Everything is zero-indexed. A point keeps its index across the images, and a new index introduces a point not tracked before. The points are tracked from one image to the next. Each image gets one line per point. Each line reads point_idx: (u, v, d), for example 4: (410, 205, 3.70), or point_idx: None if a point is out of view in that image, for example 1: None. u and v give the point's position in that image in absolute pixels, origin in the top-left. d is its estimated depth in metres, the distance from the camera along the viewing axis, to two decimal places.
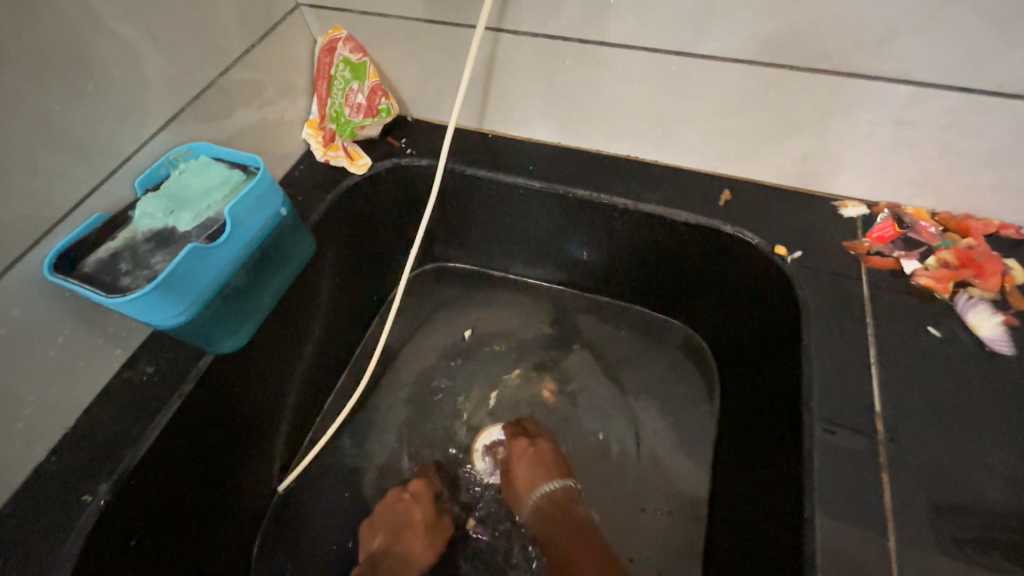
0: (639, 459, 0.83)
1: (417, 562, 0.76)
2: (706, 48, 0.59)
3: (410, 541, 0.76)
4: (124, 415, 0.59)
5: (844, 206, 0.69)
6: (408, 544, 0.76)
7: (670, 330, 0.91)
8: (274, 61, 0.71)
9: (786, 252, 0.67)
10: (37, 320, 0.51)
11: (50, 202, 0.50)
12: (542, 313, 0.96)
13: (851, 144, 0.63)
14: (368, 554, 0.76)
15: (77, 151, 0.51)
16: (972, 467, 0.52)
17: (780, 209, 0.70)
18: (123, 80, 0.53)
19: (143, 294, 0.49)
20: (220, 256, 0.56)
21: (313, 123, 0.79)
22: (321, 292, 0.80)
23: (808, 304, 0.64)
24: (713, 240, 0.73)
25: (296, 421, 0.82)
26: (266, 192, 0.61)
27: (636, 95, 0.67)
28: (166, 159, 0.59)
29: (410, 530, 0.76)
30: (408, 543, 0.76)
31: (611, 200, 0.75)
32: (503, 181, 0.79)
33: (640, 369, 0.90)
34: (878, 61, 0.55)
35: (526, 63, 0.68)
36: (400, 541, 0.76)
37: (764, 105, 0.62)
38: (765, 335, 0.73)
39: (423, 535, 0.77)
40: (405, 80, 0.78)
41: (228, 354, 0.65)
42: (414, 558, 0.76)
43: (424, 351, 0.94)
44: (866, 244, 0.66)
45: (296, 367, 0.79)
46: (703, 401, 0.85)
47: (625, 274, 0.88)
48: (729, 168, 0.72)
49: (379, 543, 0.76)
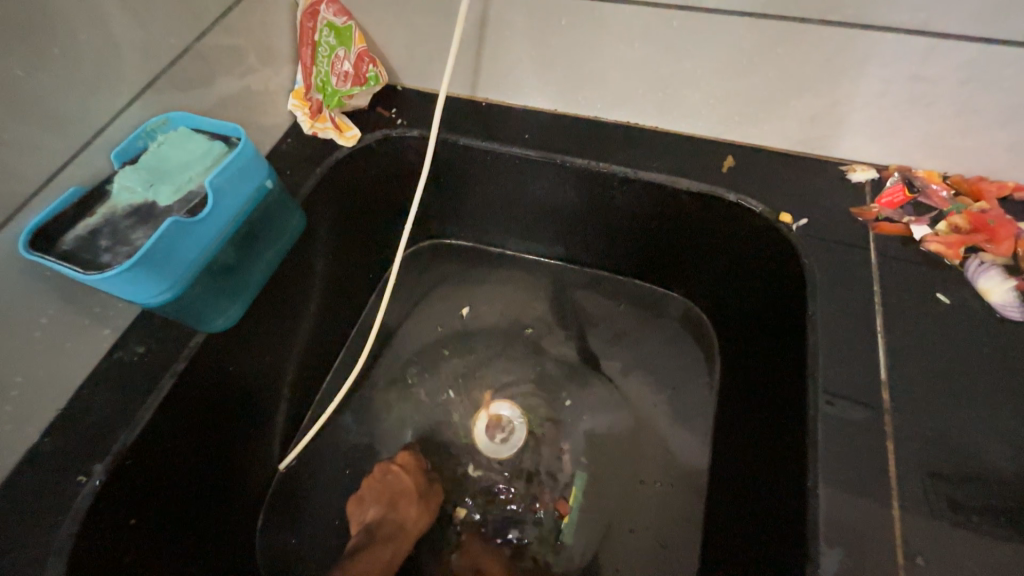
0: (639, 433, 0.82)
1: (412, 530, 0.75)
2: (712, 0, 0.56)
3: (406, 507, 0.75)
4: (116, 396, 0.58)
5: (853, 171, 0.67)
6: (404, 511, 0.75)
7: (670, 303, 0.90)
8: (255, 26, 0.67)
9: (791, 220, 0.65)
10: (18, 299, 0.49)
11: (22, 175, 0.47)
12: (541, 289, 0.94)
13: (861, 104, 0.60)
14: (363, 526, 0.75)
15: (47, 122, 0.48)
16: (975, 433, 0.52)
17: (785, 175, 0.68)
18: (92, 44, 0.50)
19: (123, 271, 0.47)
20: (203, 231, 0.54)
21: (298, 93, 0.75)
22: (314, 270, 0.78)
23: (814, 273, 0.62)
24: (716, 209, 0.71)
25: (293, 400, 0.81)
26: (249, 164, 0.58)
27: (637, 56, 0.63)
28: (142, 130, 0.56)
29: (406, 497, 0.76)
30: (404, 509, 0.75)
31: (611, 169, 0.72)
32: (497, 152, 0.76)
33: (640, 344, 0.89)
34: (894, 12, 0.51)
35: (521, 24, 0.65)
36: (396, 509, 0.75)
37: (771, 63, 0.59)
38: (768, 305, 0.71)
39: (418, 501, 0.76)
40: (394, 44, 0.74)
41: (220, 333, 0.63)
42: (410, 524, 0.75)
43: (421, 329, 0.93)
44: (875, 210, 0.64)
45: (291, 346, 0.78)
46: (703, 374, 0.85)
47: (625, 247, 0.86)
48: (732, 134, 0.69)
49: (373, 514, 0.75)
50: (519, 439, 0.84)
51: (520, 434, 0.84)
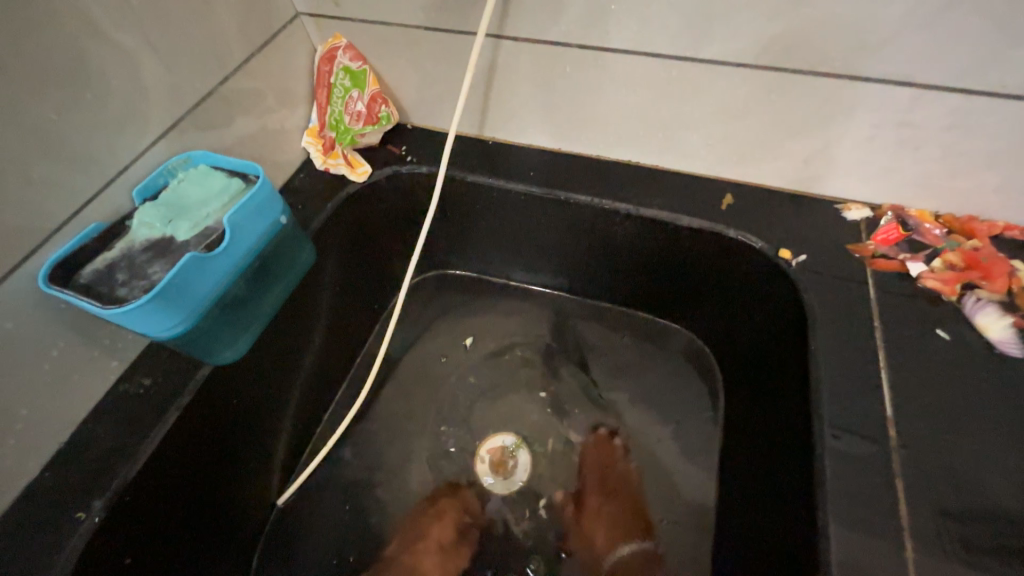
0: (644, 467, 0.82)
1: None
2: (708, 52, 0.59)
3: (420, 552, 0.76)
4: (120, 428, 0.58)
5: (848, 210, 0.69)
6: (419, 557, 0.76)
7: (673, 335, 0.90)
8: (275, 69, 0.71)
9: (790, 256, 0.67)
10: (31, 331, 0.50)
11: (46, 211, 0.49)
12: (544, 321, 0.95)
13: (853, 147, 0.63)
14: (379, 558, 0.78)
15: (73, 161, 0.50)
16: (982, 471, 0.52)
17: (783, 213, 0.70)
18: (121, 88, 0.52)
19: (139, 305, 0.48)
20: (218, 267, 0.55)
21: (313, 131, 0.79)
22: (321, 301, 0.79)
23: (814, 308, 0.63)
24: (716, 244, 0.73)
25: (295, 432, 0.81)
26: (266, 201, 0.60)
27: (638, 100, 0.67)
28: (164, 168, 0.58)
29: (424, 543, 0.77)
30: (418, 555, 0.76)
31: (613, 206, 0.75)
32: (503, 189, 0.79)
33: (644, 376, 0.89)
34: (881, 64, 0.54)
35: (528, 70, 0.68)
36: (412, 550, 0.77)
37: (767, 109, 0.62)
38: (771, 339, 0.72)
39: (435, 551, 0.77)
40: (405, 87, 0.77)
41: (226, 365, 0.64)
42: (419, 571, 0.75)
43: (425, 360, 0.93)
44: (871, 247, 0.66)
45: (294, 378, 0.78)
46: (707, 407, 0.84)
47: (627, 280, 0.87)
48: (731, 173, 0.72)
49: (391, 550, 0.78)
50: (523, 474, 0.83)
51: (523, 467, 0.83)
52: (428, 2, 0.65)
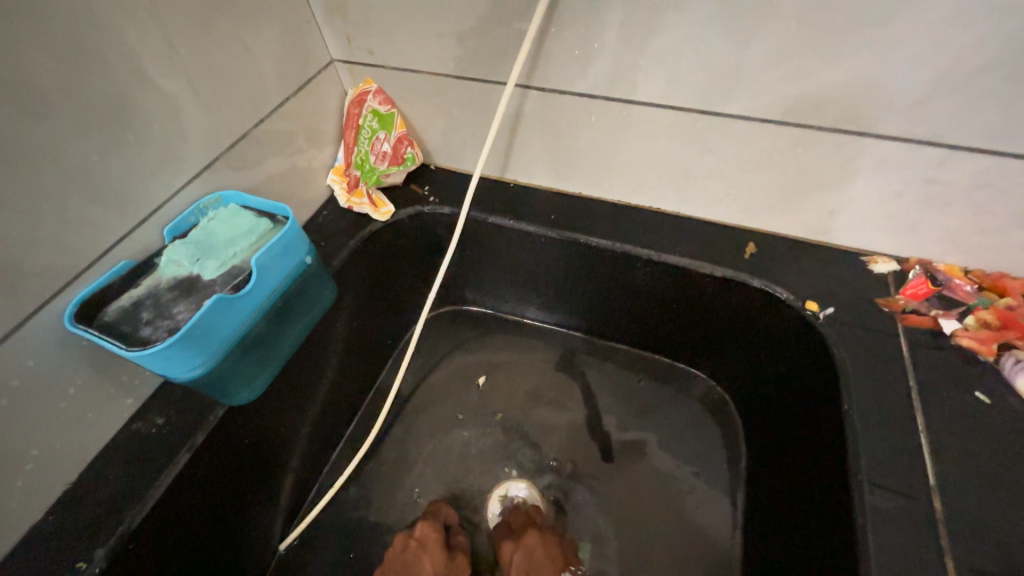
0: (665, 522, 0.78)
1: None
2: (734, 107, 0.60)
3: None
4: (129, 470, 0.56)
5: (874, 262, 0.68)
6: None
7: (692, 381, 0.88)
8: (308, 111, 0.73)
9: (818, 308, 0.66)
10: (51, 370, 0.49)
11: (78, 250, 0.49)
12: (559, 361, 0.94)
13: (880, 202, 0.62)
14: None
15: (110, 200, 0.51)
16: None
17: (807, 263, 0.70)
18: (161, 131, 0.54)
19: (163, 347, 0.48)
20: (242, 307, 0.55)
21: (338, 169, 0.80)
22: (337, 338, 0.78)
23: (845, 363, 0.62)
24: (740, 293, 0.72)
25: (302, 472, 0.78)
26: (294, 241, 0.60)
27: (661, 150, 0.67)
28: (196, 207, 0.59)
29: None
30: None
31: (635, 251, 0.75)
32: (524, 231, 0.79)
33: (661, 423, 0.86)
34: (907, 124, 0.55)
35: (555, 118, 0.69)
36: None
37: (792, 162, 0.62)
38: (798, 392, 0.70)
39: None
40: (431, 129, 0.79)
41: (241, 405, 0.62)
42: None
43: (438, 398, 0.91)
44: (901, 301, 0.65)
45: (305, 416, 0.76)
46: (729, 458, 0.81)
47: (645, 323, 0.86)
48: (753, 222, 0.72)
49: None
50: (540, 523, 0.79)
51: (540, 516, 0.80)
52: (459, 53, 0.67)
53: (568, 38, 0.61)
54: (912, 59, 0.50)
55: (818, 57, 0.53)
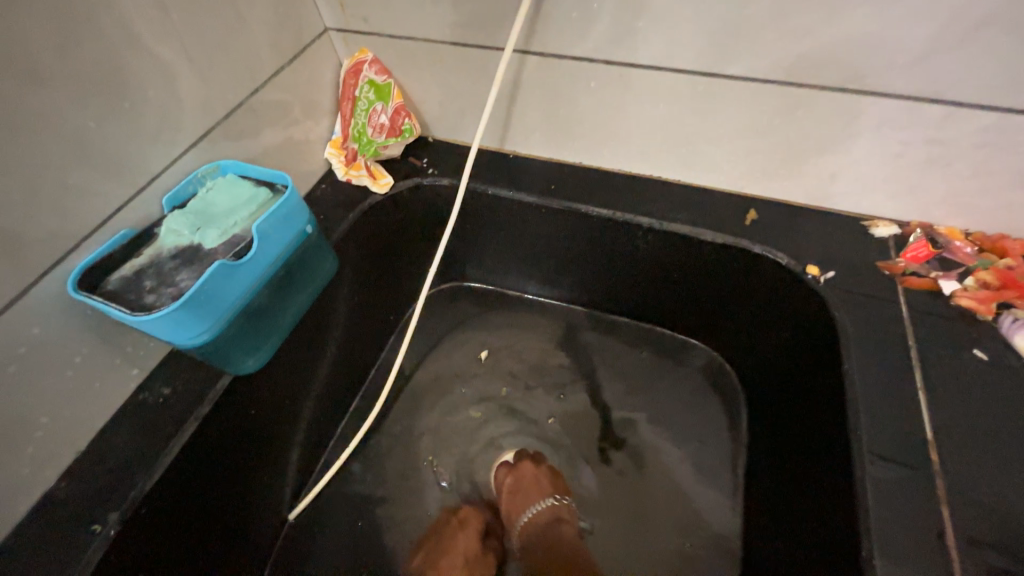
0: (667, 489, 0.80)
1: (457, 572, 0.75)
2: (736, 69, 0.59)
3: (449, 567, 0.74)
4: (138, 439, 0.57)
5: (875, 227, 0.68)
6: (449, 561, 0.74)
7: (692, 351, 0.89)
8: (302, 81, 0.71)
9: (819, 272, 0.66)
10: (56, 339, 0.49)
11: (78, 219, 0.49)
12: (560, 335, 0.94)
13: (882, 164, 0.62)
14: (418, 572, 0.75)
15: (108, 169, 0.51)
16: None
17: (808, 229, 0.69)
18: (157, 98, 0.53)
19: (169, 313, 0.48)
20: (245, 275, 0.55)
21: (336, 143, 0.79)
22: (340, 312, 0.78)
23: (846, 326, 0.62)
24: (742, 261, 0.72)
25: (309, 444, 0.79)
26: (294, 211, 0.60)
27: (662, 115, 0.67)
28: (193, 177, 0.59)
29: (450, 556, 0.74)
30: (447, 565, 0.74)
31: (637, 221, 0.74)
32: (524, 202, 0.79)
33: (661, 392, 0.87)
34: (912, 82, 0.54)
35: (554, 86, 0.69)
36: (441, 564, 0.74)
37: (793, 125, 0.62)
38: (798, 357, 0.71)
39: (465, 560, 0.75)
40: (428, 100, 0.78)
41: (247, 374, 0.63)
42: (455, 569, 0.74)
43: (441, 373, 0.92)
44: (901, 265, 0.65)
45: (309, 389, 0.76)
46: (728, 426, 0.83)
47: (646, 294, 0.86)
48: (754, 188, 0.71)
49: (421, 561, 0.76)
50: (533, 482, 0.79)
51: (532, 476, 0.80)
52: (456, 18, 0.65)
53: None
54: (919, 14, 0.49)
55: (822, 14, 0.52)
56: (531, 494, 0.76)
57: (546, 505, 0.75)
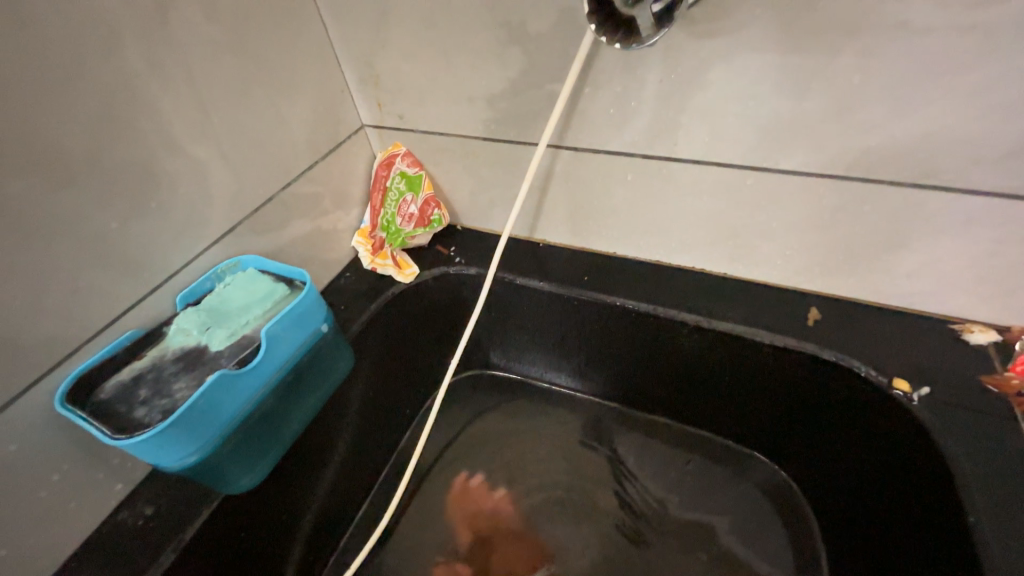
0: (582, 485, 0.80)
1: None
2: (789, 163, 0.55)
3: None
4: (108, 568, 0.50)
5: (969, 332, 0.58)
6: None
7: (751, 464, 0.76)
8: (335, 174, 0.72)
9: (909, 387, 0.56)
10: (38, 454, 0.45)
11: (84, 321, 0.47)
12: (594, 436, 0.84)
13: (971, 262, 0.54)
14: None
15: (124, 269, 0.49)
16: None
17: (886, 331, 0.60)
18: (186, 198, 0.53)
19: (155, 434, 0.43)
20: (247, 383, 0.50)
21: (363, 231, 0.77)
22: (352, 409, 0.71)
23: (959, 460, 0.51)
24: (808, 365, 0.62)
25: (305, 566, 0.69)
26: (309, 309, 0.56)
27: (706, 209, 0.62)
28: (212, 272, 0.57)
29: None
30: None
31: (680, 316, 0.67)
32: (555, 293, 0.74)
33: (717, 512, 0.74)
34: (1000, 178, 0.48)
35: (588, 179, 0.66)
36: None
37: (859, 220, 0.56)
38: (890, 487, 0.59)
39: None
40: (459, 190, 0.76)
41: (241, 492, 0.56)
42: None
43: (459, 478, 0.82)
44: (1014, 381, 0.54)
45: (311, 499, 0.68)
46: (804, 565, 0.68)
47: (692, 395, 0.76)
48: (815, 284, 0.64)
49: None
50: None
51: None
52: (490, 115, 0.65)
53: (602, 98, 0.58)
54: (1002, 108, 0.44)
55: (885, 109, 0.48)
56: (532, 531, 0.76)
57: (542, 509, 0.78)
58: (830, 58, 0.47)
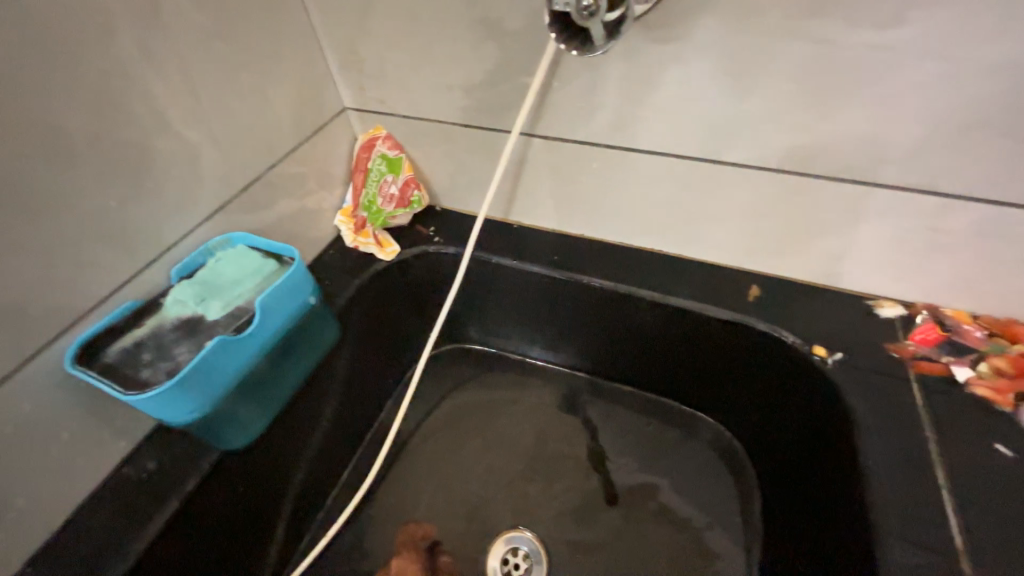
0: (548, 444, 0.88)
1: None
2: (732, 156, 0.61)
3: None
4: (117, 517, 0.55)
5: (881, 306, 0.67)
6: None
7: (701, 425, 0.86)
8: (319, 155, 0.75)
9: (826, 353, 0.65)
10: (48, 413, 0.49)
11: (85, 292, 0.50)
12: (563, 402, 0.92)
13: (883, 246, 0.62)
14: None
15: (123, 244, 0.52)
16: None
17: (813, 307, 0.69)
18: (179, 178, 0.56)
19: (160, 391, 0.48)
20: (244, 349, 0.55)
21: (345, 211, 0.81)
22: (338, 377, 0.77)
23: (859, 413, 0.60)
24: (746, 336, 0.71)
25: (296, 520, 0.75)
26: (298, 282, 0.61)
27: (663, 195, 0.69)
28: (204, 248, 0.60)
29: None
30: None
31: (639, 293, 0.75)
32: (527, 271, 0.80)
33: (668, 467, 0.84)
34: (905, 174, 0.56)
35: (558, 165, 0.71)
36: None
37: (792, 208, 0.63)
38: (809, 439, 0.68)
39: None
40: (438, 173, 0.80)
41: (237, 447, 0.62)
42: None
43: (438, 441, 0.89)
44: (911, 347, 0.64)
45: (301, 459, 0.74)
46: (741, 510, 0.78)
47: (651, 366, 0.85)
48: (756, 264, 0.72)
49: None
50: (522, 539, 0.80)
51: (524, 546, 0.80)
52: (467, 103, 0.69)
53: (570, 92, 0.63)
54: (907, 114, 0.52)
55: (812, 112, 0.55)
56: (504, 485, 0.85)
57: (512, 464, 0.87)
58: (767, 64, 0.53)
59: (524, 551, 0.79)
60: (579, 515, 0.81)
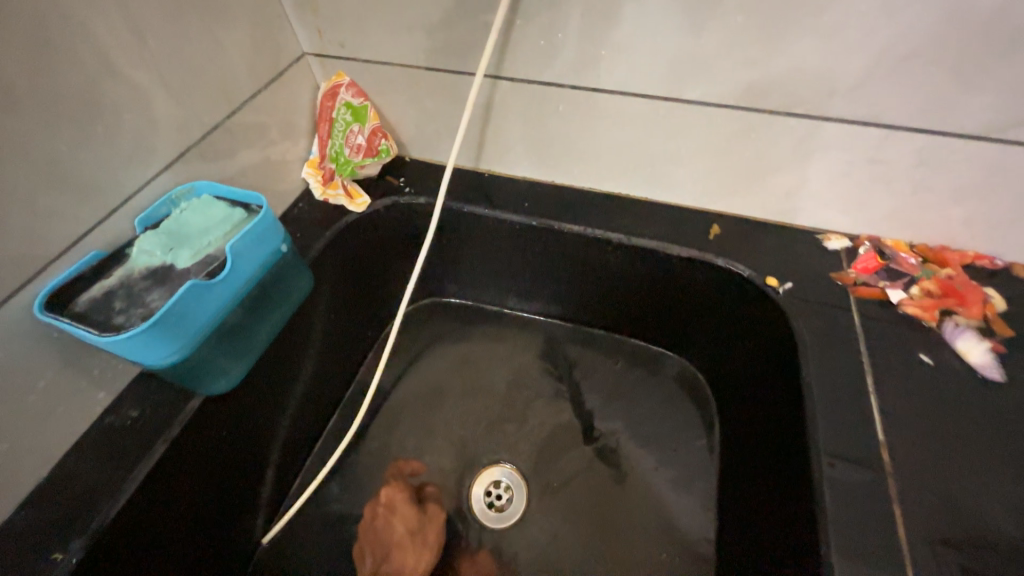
0: (525, 386, 0.93)
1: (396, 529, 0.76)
2: (691, 94, 0.63)
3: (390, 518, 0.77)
4: (104, 462, 0.57)
5: (828, 240, 0.72)
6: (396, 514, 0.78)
7: (666, 361, 0.92)
8: (280, 104, 0.73)
9: (777, 283, 0.70)
10: (22, 362, 0.50)
11: (45, 241, 0.50)
12: (538, 347, 0.96)
13: (830, 180, 0.66)
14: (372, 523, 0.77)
15: (80, 192, 0.51)
16: (964, 485, 0.54)
17: (768, 243, 0.73)
18: (133, 123, 0.54)
19: (134, 334, 0.49)
20: (218, 294, 0.56)
21: (314, 162, 0.80)
22: (316, 328, 0.78)
23: (804, 335, 0.66)
24: (706, 272, 0.75)
25: (284, 465, 0.79)
26: (268, 230, 0.61)
27: (628, 136, 0.70)
28: (168, 198, 0.59)
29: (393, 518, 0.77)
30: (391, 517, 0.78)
31: (606, 235, 0.77)
32: (498, 218, 0.81)
33: (637, 400, 0.90)
34: (851, 107, 0.58)
35: (524, 109, 0.72)
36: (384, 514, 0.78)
37: (748, 146, 0.66)
38: (761, 365, 0.74)
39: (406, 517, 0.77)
40: (405, 121, 0.80)
41: (219, 393, 0.63)
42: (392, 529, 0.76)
43: (419, 389, 0.93)
44: (852, 275, 0.69)
45: (285, 407, 0.76)
46: (701, 434, 0.85)
47: (620, 308, 0.89)
48: (715, 204, 0.75)
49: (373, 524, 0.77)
50: (505, 473, 0.85)
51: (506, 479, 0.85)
52: (429, 45, 0.68)
53: (533, 30, 0.63)
54: (853, 45, 0.54)
55: (766, 46, 0.56)
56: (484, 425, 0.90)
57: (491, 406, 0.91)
58: None
59: (507, 484, 0.84)
60: (554, 447, 0.87)
